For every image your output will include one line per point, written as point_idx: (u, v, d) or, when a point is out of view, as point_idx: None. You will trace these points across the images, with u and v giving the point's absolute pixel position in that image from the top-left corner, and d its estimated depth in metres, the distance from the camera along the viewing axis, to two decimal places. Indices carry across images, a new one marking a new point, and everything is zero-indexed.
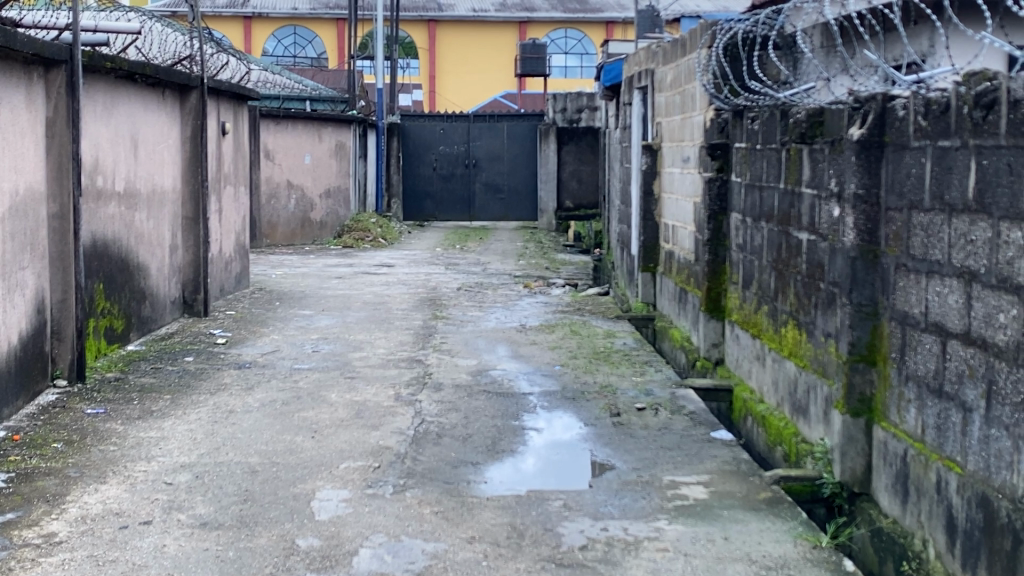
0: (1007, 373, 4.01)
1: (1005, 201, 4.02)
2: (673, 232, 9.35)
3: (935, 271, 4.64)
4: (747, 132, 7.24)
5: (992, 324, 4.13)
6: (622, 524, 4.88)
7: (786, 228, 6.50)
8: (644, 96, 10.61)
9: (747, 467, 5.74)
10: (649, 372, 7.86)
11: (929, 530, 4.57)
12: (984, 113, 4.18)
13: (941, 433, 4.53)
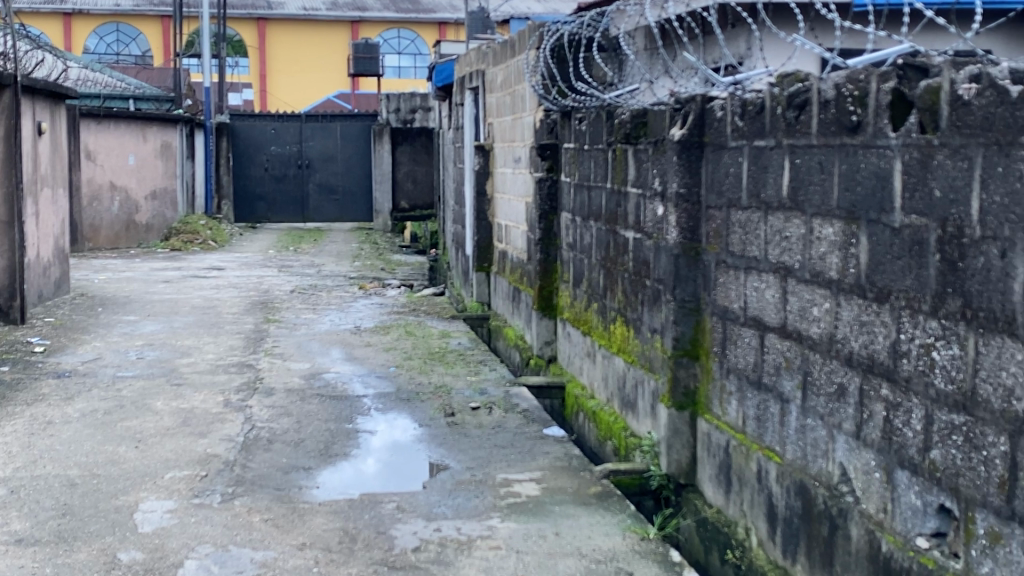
0: (821, 364, 4.17)
1: (817, 198, 4.19)
2: (506, 231, 9.43)
3: (752, 267, 4.80)
4: (575, 132, 7.35)
5: (806, 317, 4.30)
6: (455, 524, 4.88)
7: (613, 227, 6.62)
8: (475, 96, 10.66)
9: (578, 462, 5.83)
10: (483, 372, 7.89)
11: (750, 519, 4.72)
12: (797, 114, 4.34)
13: (760, 423, 4.70)
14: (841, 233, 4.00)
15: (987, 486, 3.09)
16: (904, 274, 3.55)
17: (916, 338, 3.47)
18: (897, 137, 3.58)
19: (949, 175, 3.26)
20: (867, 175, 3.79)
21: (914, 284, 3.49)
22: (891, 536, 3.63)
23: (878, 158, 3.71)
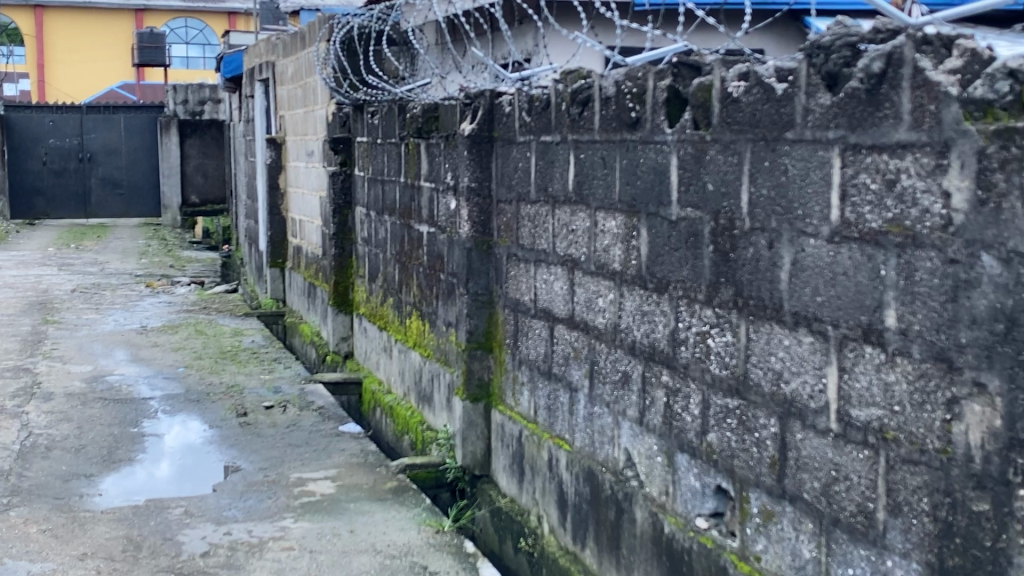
0: (606, 353, 4.28)
1: (600, 192, 4.30)
2: (300, 226, 9.28)
3: (541, 260, 4.89)
4: (367, 126, 7.30)
5: (593, 308, 4.40)
6: (246, 526, 4.77)
7: (407, 221, 6.61)
8: (265, 88, 10.44)
9: (374, 458, 5.80)
10: (277, 369, 7.75)
11: (542, 507, 4.81)
12: (580, 110, 4.44)
13: (550, 413, 4.79)
14: (623, 226, 4.12)
15: (759, 466, 3.23)
16: (681, 265, 3.68)
17: (694, 326, 3.60)
18: (673, 133, 3.70)
19: (721, 169, 3.39)
20: (646, 170, 3.90)
21: (691, 274, 3.62)
22: (673, 518, 3.75)
23: (655, 153, 3.83)
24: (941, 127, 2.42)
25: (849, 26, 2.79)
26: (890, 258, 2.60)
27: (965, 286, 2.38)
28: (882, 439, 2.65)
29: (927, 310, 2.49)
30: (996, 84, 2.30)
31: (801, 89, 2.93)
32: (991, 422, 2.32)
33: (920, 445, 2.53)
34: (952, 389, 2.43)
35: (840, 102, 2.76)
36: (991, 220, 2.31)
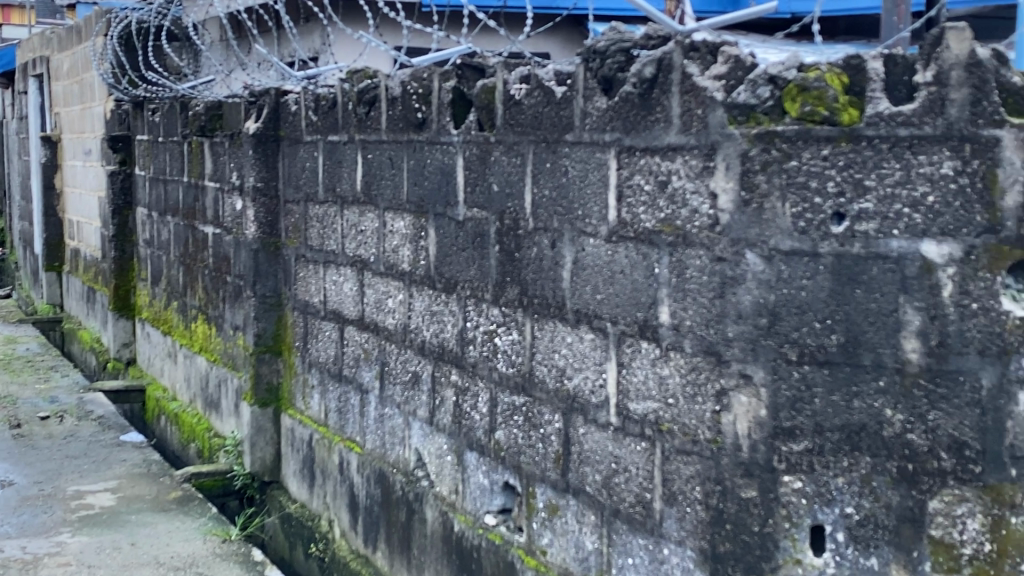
0: (396, 354, 4.27)
1: (388, 192, 4.28)
2: (79, 228, 8.87)
3: (330, 261, 4.83)
4: (149, 124, 7.04)
5: (382, 309, 4.38)
6: (18, 544, 4.52)
7: (191, 222, 6.41)
8: (39, 83, 9.93)
9: (158, 467, 5.59)
10: (53, 378, 7.38)
11: (333, 511, 4.76)
12: (367, 109, 4.41)
13: (341, 415, 4.74)
14: (411, 227, 4.12)
15: (544, 461, 3.29)
16: (468, 264, 3.71)
17: (481, 325, 3.64)
18: (459, 134, 3.72)
19: (505, 170, 3.44)
20: (433, 170, 3.91)
21: (477, 274, 3.65)
22: (463, 516, 3.78)
23: (442, 153, 3.84)
24: (708, 130, 2.47)
25: (623, 32, 2.87)
26: (663, 256, 2.65)
27: (732, 283, 2.45)
28: (658, 431, 2.69)
29: (697, 307, 2.54)
30: (758, 90, 2.39)
31: (579, 92, 3.00)
32: (757, 411, 2.43)
33: (693, 436, 2.58)
34: (721, 381, 2.49)
35: (615, 106, 2.83)
36: (753, 219, 2.40)
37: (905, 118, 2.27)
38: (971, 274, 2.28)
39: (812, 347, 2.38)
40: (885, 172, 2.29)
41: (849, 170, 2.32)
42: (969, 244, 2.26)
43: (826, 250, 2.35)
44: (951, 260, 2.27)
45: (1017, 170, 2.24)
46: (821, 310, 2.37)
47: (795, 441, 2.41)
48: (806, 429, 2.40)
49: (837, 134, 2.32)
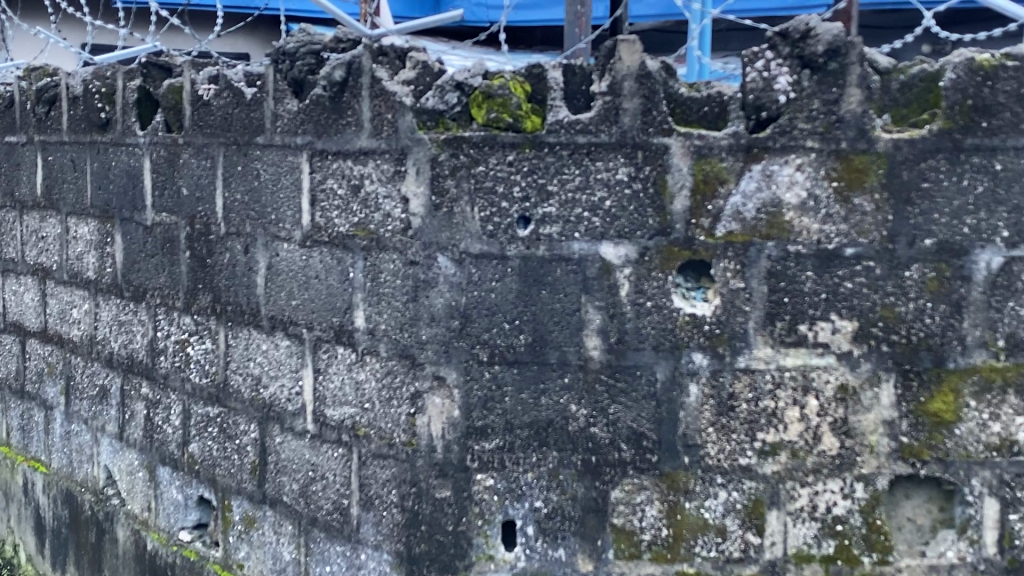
0: (83, 367, 4.03)
1: (71, 196, 4.03)
2: None
3: (9, 269, 4.51)
4: None
5: (67, 319, 4.13)
6: None
7: None
8: None
9: None
10: None
11: (19, 535, 4.43)
12: (47, 109, 4.13)
13: (25, 434, 4.43)
14: (96, 232, 3.90)
15: (240, 473, 3.20)
16: (157, 271, 3.55)
17: (171, 335, 3.50)
18: (144, 134, 3.55)
19: (194, 173, 3.32)
20: (118, 173, 3.72)
21: (167, 281, 3.50)
22: (156, 533, 3.60)
23: (127, 155, 3.66)
24: (398, 135, 2.49)
25: (313, 34, 2.85)
26: (357, 260, 2.63)
27: (424, 286, 2.47)
28: (354, 436, 2.68)
29: (391, 311, 2.55)
30: (445, 96, 2.43)
31: (269, 94, 2.93)
32: (450, 412, 2.48)
33: (389, 439, 2.58)
34: (415, 384, 2.51)
35: (305, 109, 2.78)
36: (444, 224, 2.44)
37: (583, 126, 2.37)
38: (645, 274, 2.39)
39: (501, 347, 2.44)
40: (566, 177, 2.39)
41: (533, 175, 2.40)
42: (642, 246, 2.38)
43: (513, 253, 2.42)
44: (627, 261, 2.39)
45: (683, 176, 2.36)
46: (510, 311, 2.43)
47: (487, 439, 2.47)
48: (497, 427, 2.46)
49: (520, 141, 2.39)
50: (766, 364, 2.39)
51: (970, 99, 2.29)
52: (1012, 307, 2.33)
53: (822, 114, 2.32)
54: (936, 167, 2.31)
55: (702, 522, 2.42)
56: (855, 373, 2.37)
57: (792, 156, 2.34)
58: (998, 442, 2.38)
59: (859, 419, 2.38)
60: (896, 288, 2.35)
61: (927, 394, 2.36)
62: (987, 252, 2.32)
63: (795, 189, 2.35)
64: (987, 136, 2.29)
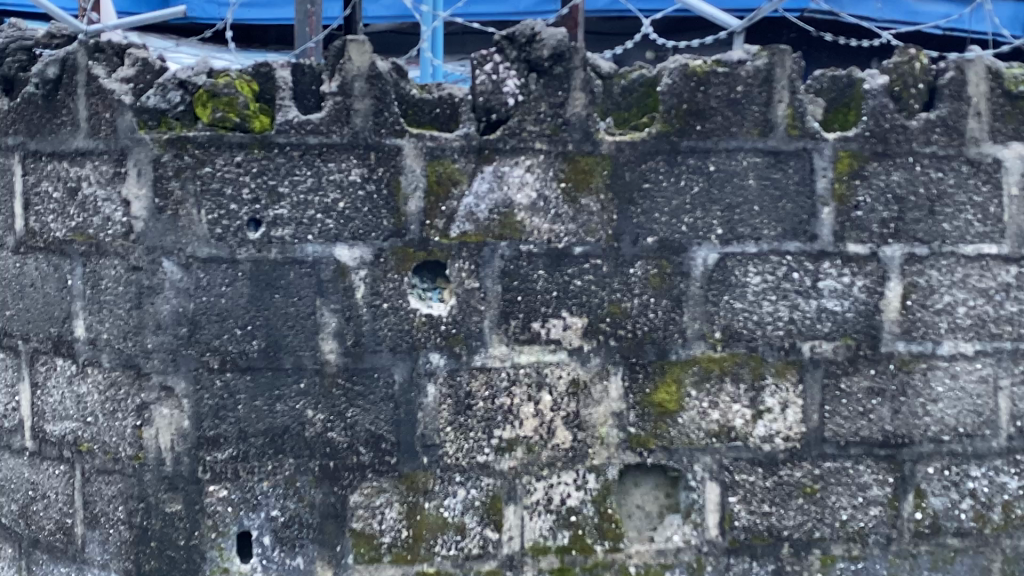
0: None
1: None
2: None
3: None
4: None
5: None
6: None
7: None
8: None
9: None
10: None
11: None
12: None
13: None
14: None
15: None
16: None
17: None
18: None
19: None
20: None
21: None
22: None
23: None
24: (117, 135, 2.36)
25: (24, 29, 2.67)
26: (75, 267, 2.49)
27: (149, 292, 2.36)
28: (77, 452, 2.54)
29: (113, 319, 2.42)
30: (167, 95, 2.32)
31: None
32: (180, 423, 2.38)
33: (113, 454, 2.45)
34: (141, 395, 2.40)
35: (17, 108, 2.61)
36: (169, 227, 2.34)
37: (314, 127, 2.33)
38: (381, 276, 2.38)
39: (233, 354, 2.37)
40: (297, 178, 2.34)
41: (262, 177, 2.34)
42: (377, 248, 2.37)
43: (244, 256, 2.35)
44: (362, 263, 2.37)
45: (416, 177, 2.37)
46: (242, 316, 2.36)
47: (219, 449, 2.40)
48: (230, 436, 2.39)
49: (249, 141, 2.33)
50: (502, 362, 2.42)
51: (685, 104, 2.39)
52: (727, 301, 2.44)
53: (549, 117, 2.38)
54: (655, 169, 2.40)
55: (441, 521, 2.44)
56: (585, 367, 2.44)
57: (523, 158, 2.38)
58: (717, 429, 2.47)
59: (590, 412, 2.45)
60: (622, 285, 2.43)
61: (652, 385, 2.46)
62: (703, 248, 2.43)
63: (525, 189, 2.39)
64: (700, 139, 2.40)
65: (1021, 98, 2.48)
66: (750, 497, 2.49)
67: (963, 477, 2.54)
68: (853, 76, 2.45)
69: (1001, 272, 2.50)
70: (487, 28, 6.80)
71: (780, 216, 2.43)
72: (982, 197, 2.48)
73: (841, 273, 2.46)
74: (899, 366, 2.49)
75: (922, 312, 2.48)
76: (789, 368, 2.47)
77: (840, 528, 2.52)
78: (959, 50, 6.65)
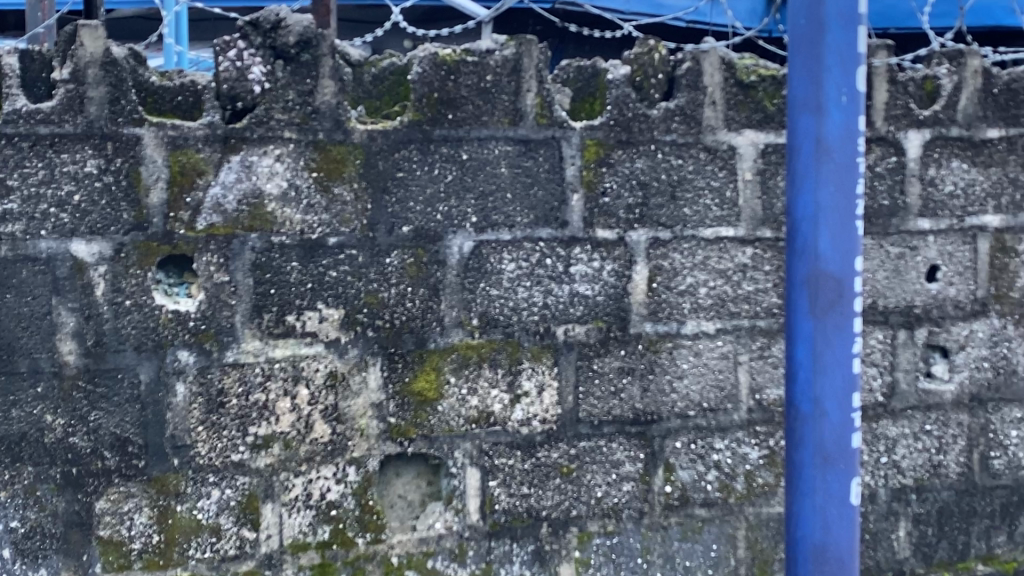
0: None
1: None
2: None
3: None
4: None
5: None
6: None
7: None
8: None
9: None
10: None
11: None
12: None
13: None
14: None
15: None
16: None
17: None
18: None
19: None
20: None
21: None
22: None
23: None
24: None
25: None
26: None
27: None
28: None
29: None
30: None
31: None
32: None
33: None
34: None
35: None
36: None
37: (44, 116, 2.20)
38: (122, 272, 2.27)
39: None
40: (27, 171, 2.21)
41: None
42: (117, 242, 2.26)
43: None
44: (102, 258, 2.26)
45: (158, 168, 2.27)
46: None
47: None
48: None
49: None
50: (255, 357, 2.36)
51: (435, 93, 2.39)
52: (483, 288, 2.46)
53: (297, 105, 2.33)
54: (408, 158, 2.39)
55: (195, 523, 2.36)
56: (343, 359, 2.41)
57: (271, 147, 2.33)
58: (476, 415, 2.50)
59: (349, 405, 2.43)
60: (378, 275, 2.41)
61: (411, 374, 2.45)
62: (459, 236, 2.44)
63: (275, 180, 2.33)
64: (452, 128, 2.41)
65: (753, 87, 2.59)
66: (509, 480, 2.53)
67: (708, 449, 2.64)
68: (596, 67, 2.53)
69: (738, 254, 2.61)
70: (231, 15, 6.62)
71: (532, 204, 2.48)
72: (719, 182, 2.59)
73: (591, 258, 2.53)
74: (648, 346, 2.58)
75: (667, 294, 2.58)
76: (544, 352, 2.52)
77: (595, 505, 2.59)
78: (697, 42, 6.93)
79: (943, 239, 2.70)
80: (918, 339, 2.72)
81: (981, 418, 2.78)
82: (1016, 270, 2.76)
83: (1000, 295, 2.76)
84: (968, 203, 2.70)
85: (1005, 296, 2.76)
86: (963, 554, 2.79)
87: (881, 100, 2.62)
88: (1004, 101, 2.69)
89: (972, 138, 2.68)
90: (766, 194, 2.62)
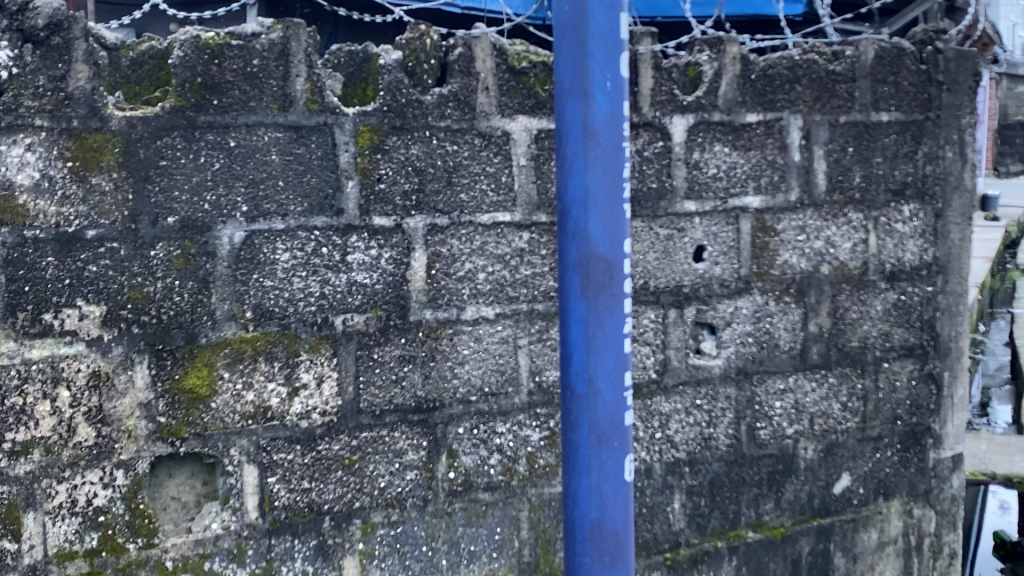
0: None
1: None
2: None
3: None
4: None
5: None
6: None
7: None
8: None
9: None
10: None
11: None
12: None
13: None
14: None
15: None
16: None
17: None
18: None
19: None
20: None
21: None
22: None
23: None
24: None
25: None
26: None
27: None
28: None
29: None
30: None
31: None
32: None
33: None
34: None
35: None
36: None
37: None
38: None
39: None
40: None
41: None
42: None
43: None
44: None
45: None
46: None
47: None
48: None
49: None
50: (10, 359, 2.23)
51: (199, 77, 2.30)
52: (256, 279, 2.39)
53: (49, 91, 2.21)
54: (172, 146, 2.29)
55: None
56: (106, 358, 2.29)
57: (20, 136, 2.20)
58: (252, 410, 2.42)
59: (114, 406, 2.31)
60: (143, 269, 2.31)
61: (181, 371, 2.35)
62: (229, 227, 2.36)
63: (26, 170, 2.21)
64: (218, 114, 2.32)
65: (525, 73, 2.61)
66: (289, 475, 2.47)
67: (490, 434, 2.66)
68: (368, 52, 2.50)
69: (515, 239, 2.63)
70: None
71: (305, 191, 2.42)
72: (494, 167, 2.59)
73: (368, 246, 2.49)
74: (428, 333, 2.57)
75: (446, 280, 2.57)
76: (322, 343, 2.47)
77: (378, 495, 2.56)
78: (468, 28, 6.97)
79: (708, 221, 2.80)
80: (687, 318, 2.81)
81: (747, 391, 2.90)
82: (776, 249, 2.88)
83: (762, 274, 2.88)
84: (730, 184, 2.81)
85: (767, 274, 2.89)
86: (734, 522, 2.92)
87: (647, 87, 2.69)
88: (761, 87, 2.81)
89: (732, 122, 2.79)
90: (540, 178, 2.64)
